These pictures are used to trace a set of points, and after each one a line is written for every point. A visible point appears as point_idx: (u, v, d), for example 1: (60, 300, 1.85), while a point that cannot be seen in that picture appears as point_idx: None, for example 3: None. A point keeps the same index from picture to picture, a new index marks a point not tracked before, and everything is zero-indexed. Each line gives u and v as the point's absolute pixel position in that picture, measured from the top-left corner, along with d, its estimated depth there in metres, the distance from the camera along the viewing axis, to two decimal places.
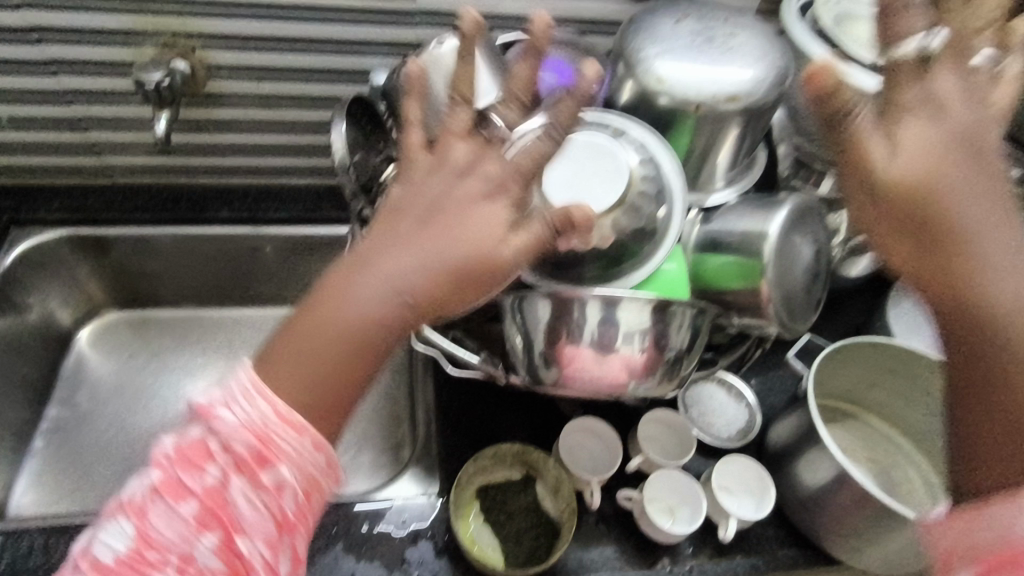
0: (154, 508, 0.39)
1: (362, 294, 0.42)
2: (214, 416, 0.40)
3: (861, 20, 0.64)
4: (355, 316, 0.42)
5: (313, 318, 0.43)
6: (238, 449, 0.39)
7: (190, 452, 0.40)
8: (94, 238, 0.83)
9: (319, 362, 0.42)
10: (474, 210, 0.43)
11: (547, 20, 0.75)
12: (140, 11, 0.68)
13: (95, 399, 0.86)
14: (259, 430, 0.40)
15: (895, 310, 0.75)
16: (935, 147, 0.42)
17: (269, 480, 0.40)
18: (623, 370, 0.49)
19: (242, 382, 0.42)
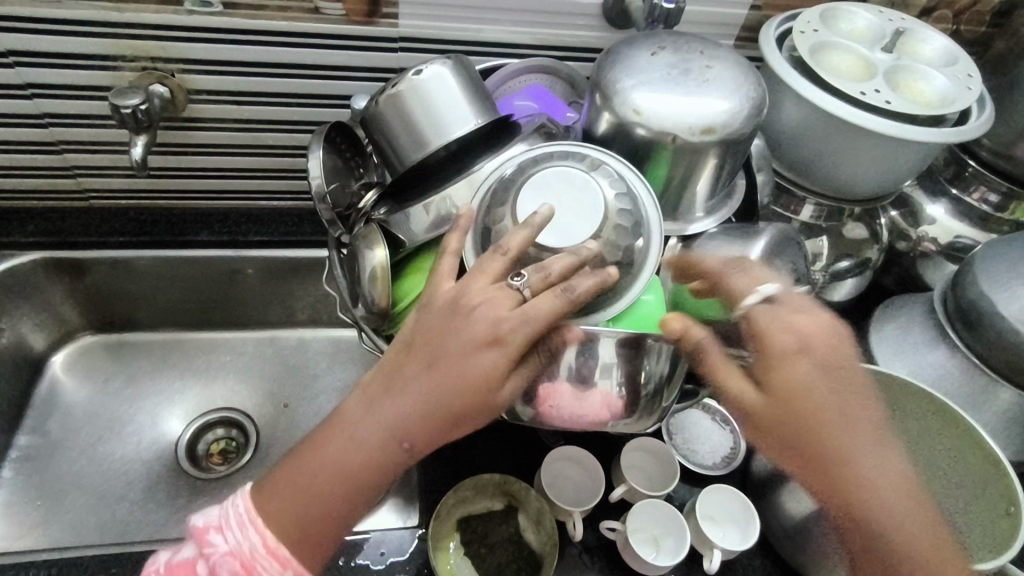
0: None
1: (360, 435, 0.47)
2: (206, 541, 0.47)
3: (837, 50, 0.64)
4: (353, 455, 0.47)
5: (320, 449, 0.48)
6: (221, 575, 0.46)
7: (183, 571, 0.47)
8: (69, 261, 0.82)
9: (320, 494, 0.47)
10: (476, 361, 0.45)
11: (528, 47, 0.76)
12: (117, 35, 0.67)
13: (67, 428, 0.83)
14: (242, 558, 0.46)
15: (877, 334, 0.74)
16: (799, 379, 0.51)
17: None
18: (602, 407, 0.50)
19: (238, 509, 0.48)
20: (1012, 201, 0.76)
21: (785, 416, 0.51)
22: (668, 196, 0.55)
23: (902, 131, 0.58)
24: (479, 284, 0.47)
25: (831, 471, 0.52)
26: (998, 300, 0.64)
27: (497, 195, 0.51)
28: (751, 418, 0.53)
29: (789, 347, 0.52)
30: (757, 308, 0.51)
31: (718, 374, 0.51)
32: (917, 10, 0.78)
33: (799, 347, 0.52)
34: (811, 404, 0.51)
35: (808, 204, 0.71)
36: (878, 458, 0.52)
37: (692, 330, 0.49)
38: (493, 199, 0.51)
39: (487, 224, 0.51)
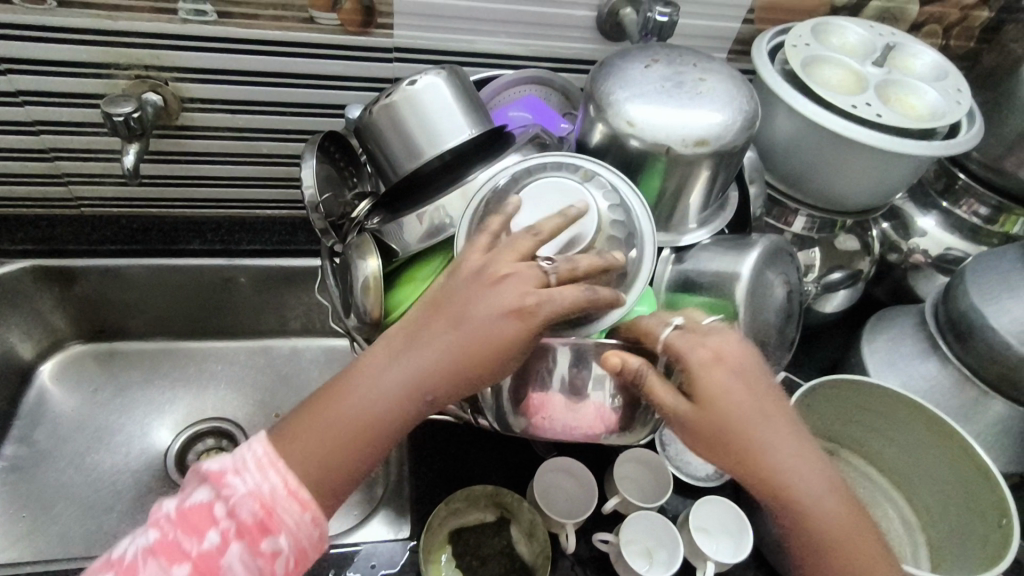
0: (148, 567, 0.42)
1: (376, 387, 0.45)
2: (224, 483, 0.44)
3: (828, 64, 0.65)
4: (366, 410, 0.45)
5: (336, 401, 0.46)
6: (243, 517, 0.43)
7: (194, 516, 0.43)
8: (59, 269, 0.81)
9: (327, 448, 0.45)
10: (500, 327, 0.44)
11: (523, 58, 0.76)
12: (110, 43, 0.67)
13: (54, 438, 0.82)
14: (265, 501, 0.43)
15: (868, 346, 0.74)
16: (729, 382, 0.47)
17: (265, 549, 0.43)
18: (595, 418, 0.50)
19: (257, 451, 0.45)
20: (1001, 214, 0.77)
21: (714, 434, 0.46)
22: (660, 207, 0.55)
23: (893, 144, 0.59)
24: (508, 259, 0.46)
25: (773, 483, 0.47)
26: (988, 312, 0.64)
27: (491, 203, 0.51)
28: (686, 435, 0.47)
29: (704, 361, 0.47)
30: (672, 337, 0.47)
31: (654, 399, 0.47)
32: (908, 25, 0.79)
33: (715, 358, 0.47)
34: (740, 419, 0.46)
35: (801, 216, 0.71)
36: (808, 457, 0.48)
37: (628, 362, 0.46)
38: (486, 208, 0.51)
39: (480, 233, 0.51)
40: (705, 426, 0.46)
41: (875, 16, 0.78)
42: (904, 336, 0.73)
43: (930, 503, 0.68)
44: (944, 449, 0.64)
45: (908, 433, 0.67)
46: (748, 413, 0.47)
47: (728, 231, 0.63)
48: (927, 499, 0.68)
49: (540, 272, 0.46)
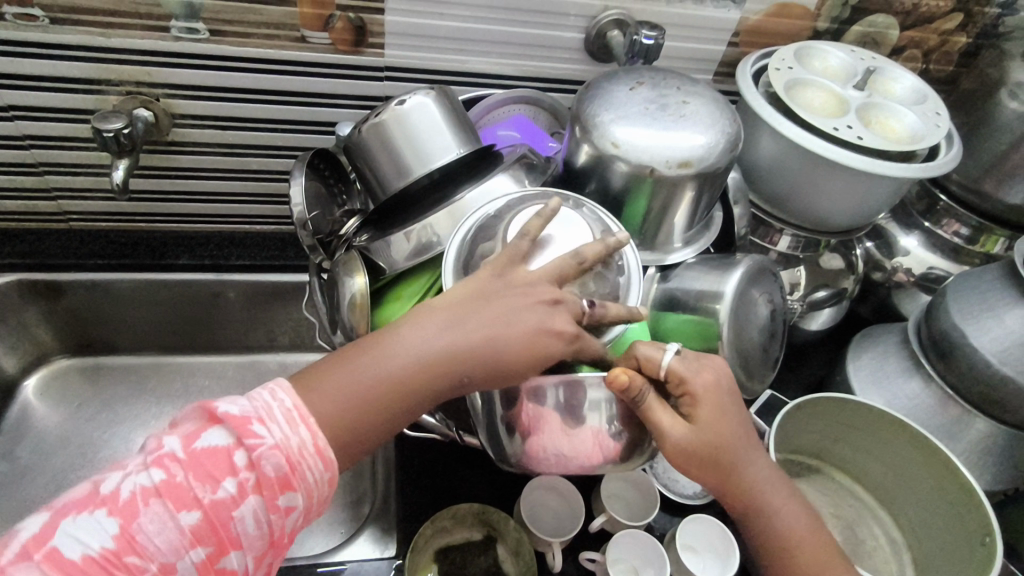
0: (152, 508, 0.41)
1: (405, 354, 0.47)
2: (249, 431, 0.42)
3: (811, 87, 0.66)
4: (394, 375, 0.46)
5: (377, 363, 0.46)
6: (265, 470, 0.42)
7: (210, 464, 0.42)
8: (45, 283, 0.80)
9: (349, 406, 0.46)
10: (536, 336, 0.47)
11: (512, 78, 0.77)
12: (102, 59, 0.67)
13: (37, 453, 0.81)
14: (290, 455, 0.43)
15: (853, 364, 0.74)
16: (724, 410, 0.49)
17: (280, 505, 0.43)
18: (593, 445, 0.48)
19: (284, 402, 0.44)
20: (982, 234, 0.78)
21: (709, 455, 0.49)
22: (645, 227, 0.55)
23: (874, 166, 0.60)
24: (545, 283, 0.48)
25: (753, 500, 0.51)
26: (970, 331, 0.65)
27: (483, 225, 0.52)
28: (680, 458, 0.48)
29: (706, 392, 0.49)
30: (673, 363, 0.48)
31: (651, 417, 0.47)
32: (888, 49, 0.80)
33: (714, 386, 0.49)
34: (726, 440, 0.49)
35: (786, 235, 0.72)
36: (778, 477, 0.52)
37: (636, 381, 0.45)
38: (480, 229, 0.52)
39: (473, 254, 0.51)
40: (701, 449, 0.48)
41: (857, 40, 0.80)
42: (888, 356, 0.74)
43: (915, 522, 0.68)
44: (930, 467, 0.65)
45: (894, 450, 0.67)
46: (733, 435, 0.50)
47: (713, 250, 0.64)
48: (912, 517, 0.68)
49: (578, 304, 0.48)
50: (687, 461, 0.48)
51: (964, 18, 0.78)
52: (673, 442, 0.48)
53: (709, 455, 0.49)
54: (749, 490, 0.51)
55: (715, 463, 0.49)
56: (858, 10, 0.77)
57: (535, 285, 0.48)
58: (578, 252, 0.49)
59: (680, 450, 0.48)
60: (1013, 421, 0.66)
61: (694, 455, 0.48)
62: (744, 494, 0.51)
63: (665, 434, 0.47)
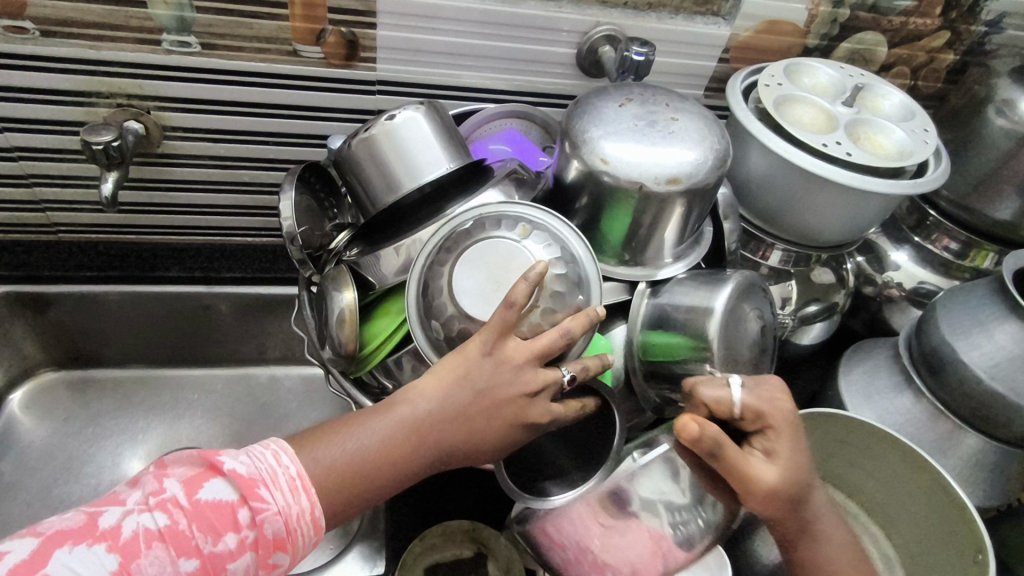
0: (151, 553, 0.40)
1: (396, 429, 0.47)
2: (257, 493, 0.43)
3: (800, 103, 0.67)
4: (380, 454, 0.47)
5: (365, 443, 0.47)
6: (265, 532, 0.42)
7: (212, 518, 0.42)
8: (33, 296, 0.80)
9: (350, 481, 0.46)
10: (521, 417, 0.48)
11: (505, 92, 0.78)
12: (93, 72, 0.67)
13: (21, 469, 0.80)
14: (290, 521, 0.43)
15: (845, 379, 0.74)
16: (799, 442, 0.50)
17: (271, 563, 0.43)
18: (649, 547, 0.51)
19: (289, 469, 0.44)
20: (971, 249, 0.79)
21: (795, 488, 0.48)
22: (633, 241, 0.55)
23: (863, 182, 0.60)
24: (530, 364, 0.48)
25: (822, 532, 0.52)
26: (960, 346, 0.65)
27: (433, 266, 0.52)
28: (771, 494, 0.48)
29: (786, 423, 0.49)
30: (746, 398, 0.49)
31: (739, 463, 0.47)
32: (877, 66, 0.81)
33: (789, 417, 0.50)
34: (806, 472, 0.49)
35: (776, 250, 0.73)
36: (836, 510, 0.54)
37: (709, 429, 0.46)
38: (435, 258, 0.52)
39: (426, 288, 0.52)
40: (789, 483, 0.48)
41: (846, 57, 0.80)
42: (878, 371, 0.74)
43: (909, 539, 0.68)
44: (920, 482, 0.64)
45: (886, 465, 0.67)
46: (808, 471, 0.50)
47: (704, 265, 0.64)
48: (906, 534, 0.68)
49: (558, 379, 0.49)
50: (776, 497, 0.48)
51: (951, 36, 0.79)
52: (769, 487, 0.47)
53: (795, 495, 0.49)
54: (818, 522, 0.51)
55: (797, 496, 0.49)
56: (847, 28, 0.77)
57: (523, 364, 0.48)
58: (565, 330, 0.48)
59: (770, 487, 0.47)
60: (1005, 437, 0.66)
61: (784, 491, 0.48)
62: (813, 526, 0.51)
63: (755, 473, 0.47)
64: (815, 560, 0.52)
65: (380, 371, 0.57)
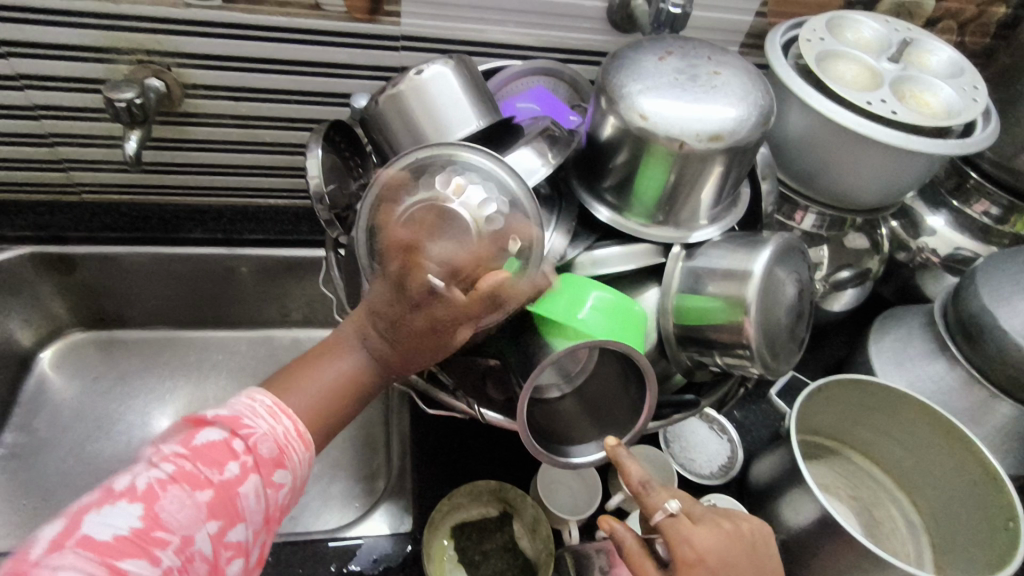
0: (168, 494, 0.41)
1: (339, 356, 0.51)
2: (242, 422, 0.45)
3: (843, 57, 0.64)
4: (336, 381, 0.50)
5: (317, 367, 0.50)
6: (262, 451, 0.45)
7: (213, 452, 0.43)
8: (58, 256, 0.80)
9: (320, 403, 0.49)
10: (418, 326, 0.48)
11: (532, 49, 0.75)
12: (113, 27, 0.66)
13: (55, 425, 0.82)
14: (280, 440, 0.46)
15: (875, 346, 0.74)
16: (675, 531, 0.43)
17: (276, 481, 0.45)
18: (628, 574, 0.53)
19: (264, 401, 0.47)
20: (1012, 214, 0.76)
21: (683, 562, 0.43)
22: (668, 201, 0.54)
23: (908, 142, 0.58)
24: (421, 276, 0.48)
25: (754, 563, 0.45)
26: (999, 313, 0.63)
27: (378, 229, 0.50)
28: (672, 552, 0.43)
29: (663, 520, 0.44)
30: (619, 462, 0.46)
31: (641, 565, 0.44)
32: (923, 20, 0.78)
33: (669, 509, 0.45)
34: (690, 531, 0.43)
35: (811, 214, 0.71)
36: None
37: (625, 539, 0.45)
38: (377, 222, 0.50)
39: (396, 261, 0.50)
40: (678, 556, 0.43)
41: (890, 11, 0.77)
42: (912, 338, 0.72)
43: (934, 505, 0.67)
44: (952, 448, 0.63)
45: (912, 430, 0.66)
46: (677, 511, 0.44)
47: (739, 229, 0.62)
48: (931, 500, 0.68)
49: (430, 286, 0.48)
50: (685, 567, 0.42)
51: None
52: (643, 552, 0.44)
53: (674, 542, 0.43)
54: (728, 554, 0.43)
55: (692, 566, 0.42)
56: None
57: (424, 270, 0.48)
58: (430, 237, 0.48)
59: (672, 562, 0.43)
60: None
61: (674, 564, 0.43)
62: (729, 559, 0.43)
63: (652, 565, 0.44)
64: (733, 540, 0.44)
65: None
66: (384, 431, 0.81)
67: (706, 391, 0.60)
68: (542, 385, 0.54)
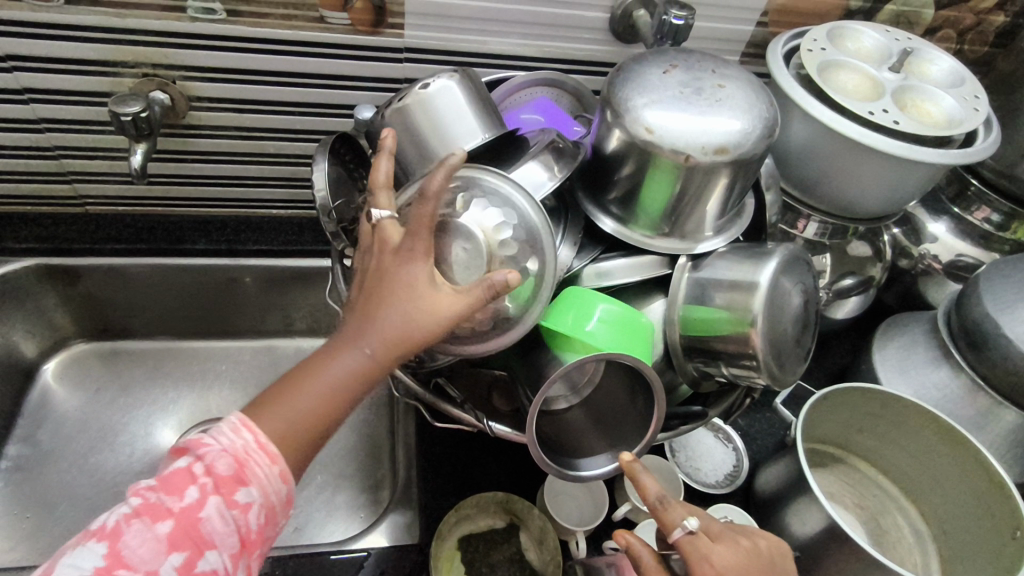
0: (130, 529, 0.41)
1: (331, 355, 0.45)
2: (202, 444, 0.43)
3: (845, 68, 0.65)
4: (330, 383, 0.44)
5: (309, 369, 0.45)
6: (218, 471, 0.42)
7: (172, 478, 0.42)
8: (62, 268, 0.80)
9: (308, 411, 0.44)
10: (387, 280, 0.44)
11: (535, 60, 0.76)
12: (119, 41, 0.66)
13: (59, 438, 0.81)
14: (239, 455, 0.42)
15: (879, 353, 0.74)
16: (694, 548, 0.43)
17: (239, 501, 0.42)
18: None
19: (230, 418, 0.44)
20: (1013, 221, 0.76)
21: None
22: (674, 212, 0.54)
23: (910, 153, 0.58)
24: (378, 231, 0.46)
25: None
26: (1003, 321, 0.63)
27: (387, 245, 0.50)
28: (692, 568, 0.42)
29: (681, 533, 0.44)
30: (635, 475, 0.45)
31: None
32: (922, 29, 0.79)
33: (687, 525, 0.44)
34: (711, 548, 0.43)
35: (813, 222, 0.71)
36: None
37: (642, 556, 0.45)
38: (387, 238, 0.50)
39: None
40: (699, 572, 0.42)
41: (890, 20, 0.78)
42: (915, 345, 0.73)
43: (941, 513, 0.68)
44: (958, 456, 0.63)
45: (918, 438, 0.67)
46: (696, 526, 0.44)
47: (743, 239, 0.63)
48: (938, 508, 0.68)
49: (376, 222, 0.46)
50: None
51: None
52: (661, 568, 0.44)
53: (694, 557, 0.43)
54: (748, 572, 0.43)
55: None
56: None
57: (417, 259, 0.44)
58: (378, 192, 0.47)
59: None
60: None
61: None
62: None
63: None
64: (750, 557, 0.44)
65: None
66: (389, 441, 0.81)
67: (712, 402, 0.60)
68: (550, 397, 0.54)
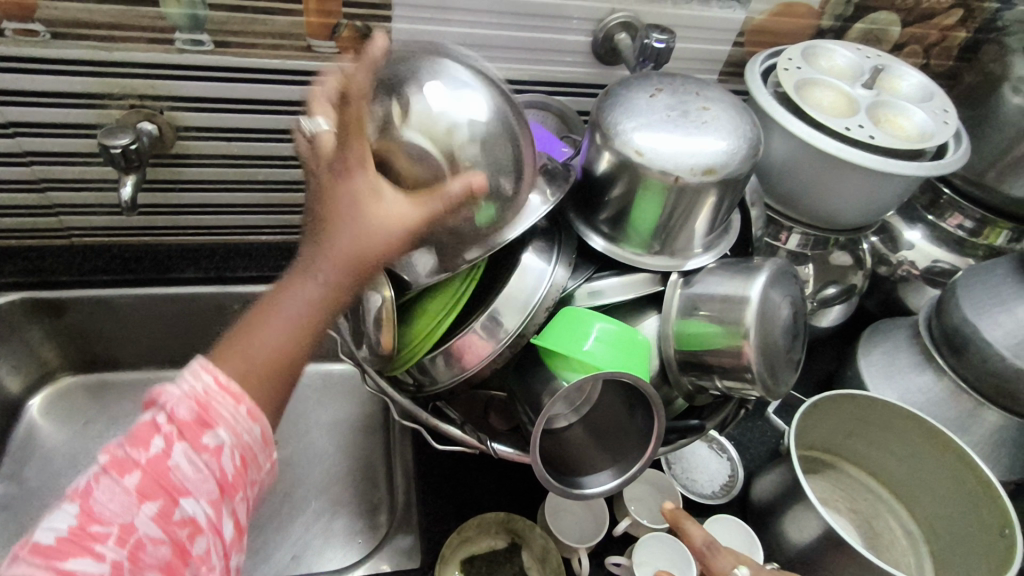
0: (101, 485, 0.40)
1: (286, 291, 0.43)
2: (161, 394, 0.43)
3: (821, 85, 0.67)
4: (293, 316, 0.43)
5: (266, 309, 0.44)
6: (180, 416, 0.42)
7: (138, 430, 0.42)
8: (49, 301, 0.79)
9: (281, 347, 0.43)
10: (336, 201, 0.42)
11: (521, 83, 0.77)
12: (106, 73, 0.66)
13: (45, 473, 0.80)
14: (199, 398, 0.42)
15: (865, 359, 0.76)
16: None
17: (208, 444, 0.41)
18: None
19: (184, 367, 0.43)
20: (986, 226, 0.79)
21: None
22: (664, 231, 0.55)
23: (887, 165, 0.60)
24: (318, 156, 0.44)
25: None
26: (981, 324, 0.66)
27: None
28: None
29: None
30: None
31: None
32: (890, 45, 0.82)
33: None
34: None
35: (795, 234, 0.73)
36: None
37: None
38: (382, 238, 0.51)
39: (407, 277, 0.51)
40: None
41: (860, 37, 0.81)
42: (899, 350, 0.75)
43: (932, 513, 0.69)
44: (945, 457, 0.65)
45: (906, 441, 0.68)
46: None
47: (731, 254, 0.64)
48: (929, 508, 0.69)
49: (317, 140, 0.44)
50: None
51: (964, 13, 0.80)
52: None
53: None
54: None
55: None
56: (861, 8, 0.78)
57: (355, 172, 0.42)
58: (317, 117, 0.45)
59: None
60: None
61: None
62: None
63: None
64: None
65: (415, 369, 0.54)
66: (385, 464, 0.81)
67: (707, 415, 0.61)
68: (552, 415, 0.55)
